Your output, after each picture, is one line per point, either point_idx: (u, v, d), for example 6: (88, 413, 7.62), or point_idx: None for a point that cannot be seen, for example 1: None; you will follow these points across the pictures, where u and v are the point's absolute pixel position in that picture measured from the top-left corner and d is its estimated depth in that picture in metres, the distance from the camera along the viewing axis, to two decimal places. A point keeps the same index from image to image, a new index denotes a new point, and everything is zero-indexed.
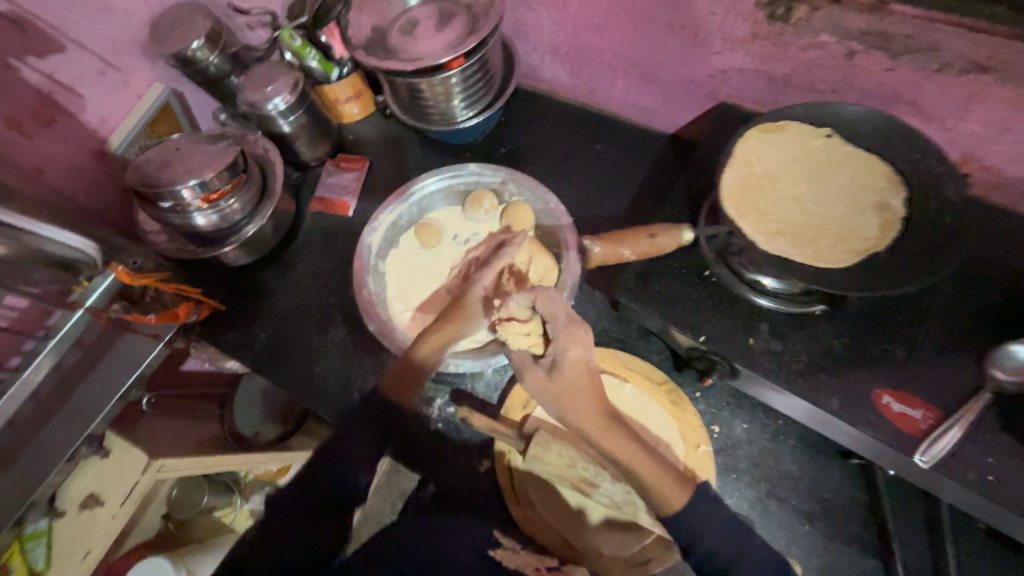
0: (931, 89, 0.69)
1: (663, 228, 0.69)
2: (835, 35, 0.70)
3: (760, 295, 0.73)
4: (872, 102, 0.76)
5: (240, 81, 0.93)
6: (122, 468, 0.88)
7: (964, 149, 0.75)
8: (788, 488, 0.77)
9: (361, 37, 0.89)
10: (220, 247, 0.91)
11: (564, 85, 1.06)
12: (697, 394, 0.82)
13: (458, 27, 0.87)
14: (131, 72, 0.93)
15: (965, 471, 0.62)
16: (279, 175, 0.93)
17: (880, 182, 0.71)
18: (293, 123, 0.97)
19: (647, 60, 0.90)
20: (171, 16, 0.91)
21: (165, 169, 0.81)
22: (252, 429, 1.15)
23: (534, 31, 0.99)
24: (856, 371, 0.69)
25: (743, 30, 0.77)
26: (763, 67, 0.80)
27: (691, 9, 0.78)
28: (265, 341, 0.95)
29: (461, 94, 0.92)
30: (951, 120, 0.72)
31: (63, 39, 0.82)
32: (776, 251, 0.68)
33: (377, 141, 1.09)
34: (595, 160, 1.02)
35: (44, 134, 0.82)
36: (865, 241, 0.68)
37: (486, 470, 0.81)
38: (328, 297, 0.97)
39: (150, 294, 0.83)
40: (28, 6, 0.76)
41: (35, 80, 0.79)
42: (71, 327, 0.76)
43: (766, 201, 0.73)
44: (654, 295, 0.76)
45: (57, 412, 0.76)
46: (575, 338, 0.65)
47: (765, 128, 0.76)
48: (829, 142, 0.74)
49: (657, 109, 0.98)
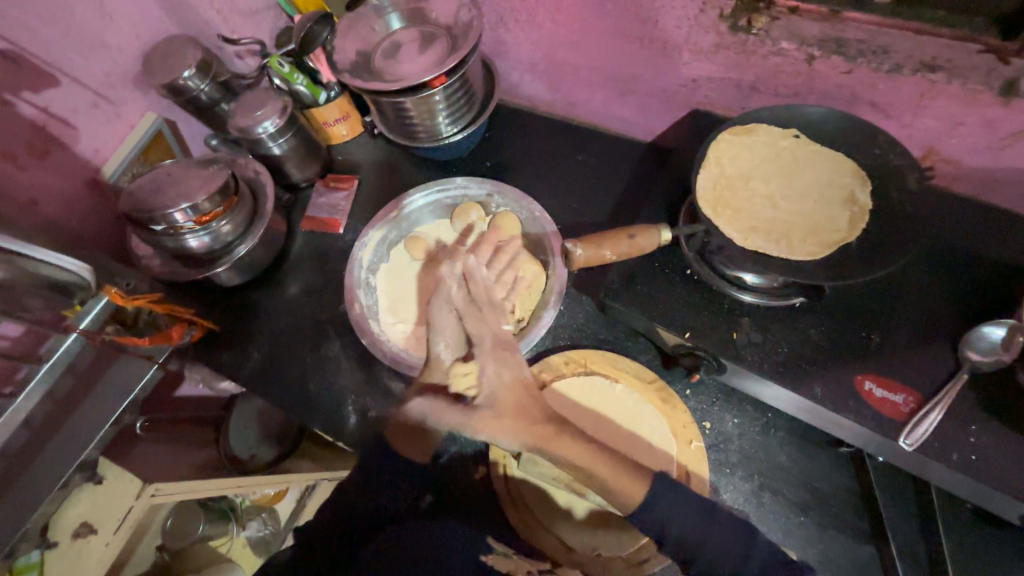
0: (887, 88, 0.74)
1: (642, 228, 0.72)
2: (794, 42, 0.75)
3: (741, 290, 0.75)
4: (834, 104, 0.80)
5: (230, 108, 0.96)
6: (116, 495, 0.87)
7: (923, 144, 0.79)
8: (781, 480, 0.78)
9: (346, 61, 0.92)
10: (212, 268, 0.92)
11: (544, 100, 1.10)
12: (687, 392, 0.83)
13: (439, 50, 0.91)
14: (124, 104, 0.96)
15: (949, 453, 0.64)
16: (270, 196, 0.96)
17: (846, 177, 0.75)
18: (282, 146, 1.00)
19: (621, 73, 0.94)
20: (162, 49, 0.94)
21: (158, 194, 0.83)
22: (248, 452, 1.14)
23: (512, 50, 1.03)
24: (837, 360, 0.71)
25: (708, 42, 0.81)
26: (730, 75, 0.84)
27: (658, 24, 0.82)
28: (260, 360, 0.96)
29: (445, 112, 0.96)
30: (909, 117, 0.76)
31: (57, 74, 0.84)
32: (751, 246, 0.71)
33: (365, 161, 1.12)
34: (577, 170, 1.05)
35: (39, 166, 0.84)
36: (836, 233, 0.71)
37: (482, 476, 0.82)
38: (321, 314, 0.98)
39: (144, 317, 0.86)
40: (23, 44, 0.79)
41: (30, 113, 0.82)
42: (66, 351, 0.75)
43: (740, 200, 0.77)
44: (639, 295, 0.78)
45: (50, 440, 0.75)
46: (503, 361, 0.70)
47: (735, 131, 0.79)
48: (796, 142, 0.78)
49: (634, 119, 1.02)
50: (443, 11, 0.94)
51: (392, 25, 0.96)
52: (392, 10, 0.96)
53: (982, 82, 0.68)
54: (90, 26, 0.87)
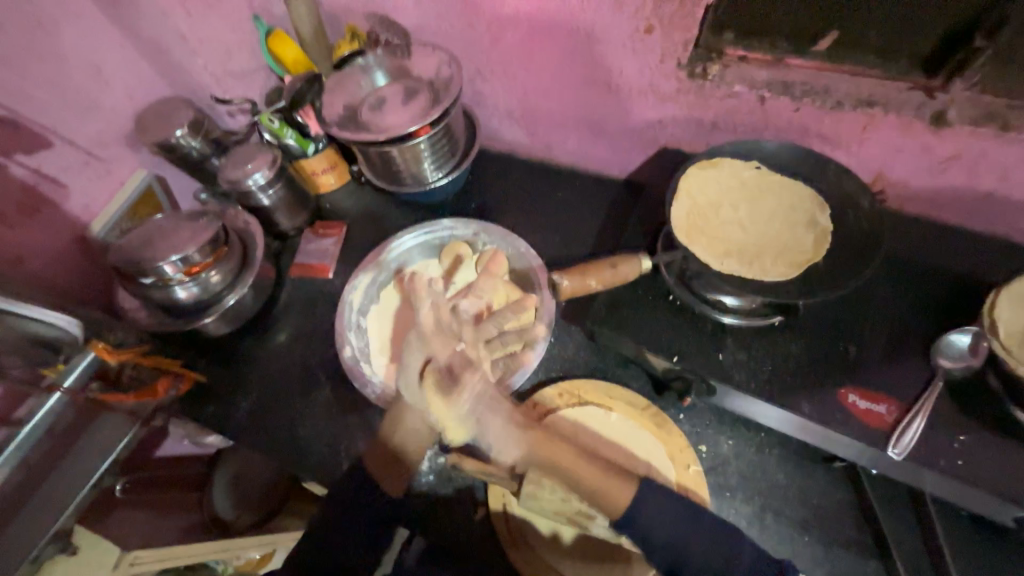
0: (833, 123, 0.81)
1: (624, 257, 0.77)
2: (745, 85, 0.82)
3: (724, 313, 0.78)
4: (789, 137, 0.87)
5: (221, 162, 1.00)
6: (87, 568, 0.81)
7: (873, 170, 0.85)
8: (781, 500, 0.79)
9: (334, 114, 0.98)
10: (201, 319, 0.91)
11: (522, 144, 1.17)
12: (680, 416, 0.84)
13: (422, 102, 0.97)
14: (116, 162, 0.99)
15: (936, 458, 0.66)
16: (261, 245, 0.97)
17: (806, 202, 0.81)
18: (272, 196, 1.03)
19: (593, 117, 1.01)
20: (155, 109, 0.98)
21: (147, 248, 0.84)
22: (231, 512, 1.09)
23: (490, 100, 1.10)
24: (823, 375, 0.74)
25: (669, 87, 0.88)
26: (692, 115, 0.91)
27: (622, 73, 0.90)
28: (248, 410, 0.93)
29: (430, 158, 1.01)
30: (856, 146, 0.83)
31: (52, 137, 0.87)
32: (728, 269, 0.75)
33: (353, 208, 1.15)
34: (558, 207, 1.10)
35: (26, 224, 0.85)
36: (804, 253, 0.76)
37: (483, 517, 0.81)
38: (310, 359, 0.98)
39: (128, 373, 0.84)
40: (21, 110, 0.82)
41: (21, 174, 0.83)
42: (46, 412, 0.73)
43: (712, 228, 0.81)
44: (626, 322, 0.80)
45: (23, 509, 0.71)
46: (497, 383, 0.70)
47: (703, 165, 0.85)
48: (758, 173, 0.84)
49: (608, 158, 1.08)
50: (425, 67, 1.00)
51: (379, 80, 1.02)
52: (378, 67, 1.02)
53: (913, 113, 0.76)
54: (85, 92, 0.90)
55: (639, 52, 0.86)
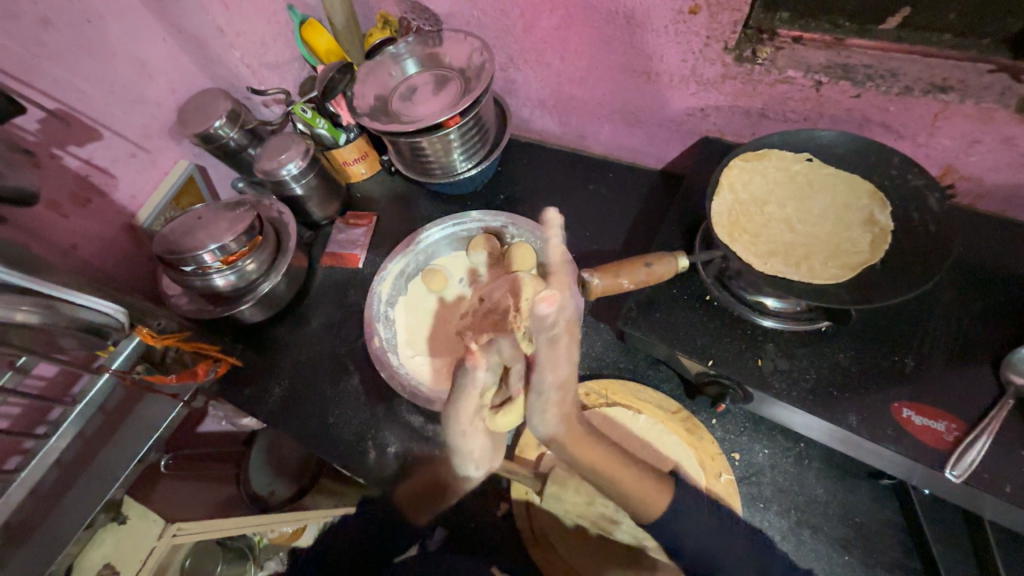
0: (898, 110, 0.73)
1: (659, 256, 0.72)
2: (799, 70, 0.75)
3: (764, 315, 0.74)
4: (845, 127, 0.80)
5: (257, 153, 1.00)
6: (138, 536, 0.86)
7: (941, 162, 0.78)
8: (820, 515, 0.75)
9: (365, 105, 0.97)
10: (237, 306, 0.94)
11: (554, 133, 1.14)
12: (713, 421, 0.81)
13: (452, 91, 0.95)
14: (160, 153, 1.03)
15: (1001, 484, 0.59)
16: (293, 236, 0.99)
17: (863, 199, 0.74)
18: (305, 186, 1.04)
19: (628, 106, 0.96)
20: (195, 101, 1.00)
21: (187, 237, 0.86)
22: (267, 488, 1.15)
23: (521, 89, 1.07)
24: (872, 387, 0.68)
25: (714, 72, 0.82)
26: (738, 103, 0.84)
27: (661, 58, 0.84)
28: (280, 395, 0.97)
29: (459, 148, 0.99)
30: (923, 137, 0.75)
31: (100, 128, 0.91)
32: (771, 271, 0.71)
33: (383, 199, 1.16)
34: (589, 200, 1.06)
35: (80, 213, 0.90)
36: (858, 255, 0.71)
37: (505, 513, 0.81)
38: (339, 348, 0.99)
39: (171, 355, 0.87)
40: (72, 103, 0.85)
41: (74, 165, 0.87)
42: (98, 390, 0.77)
43: (755, 225, 0.77)
44: (658, 323, 0.77)
45: (77, 480, 0.74)
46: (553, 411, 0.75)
47: (747, 157, 0.80)
48: (809, 166, 0.78)
49: (643, 148, 1.04)
50: (456, 55, 0.98)
51: (408, 69, 1.01)
52: (408, 56, 1.01)
53: (996, 100, 0.67)
54: (131, 85, 0.94)
55: (683, 35, 0.80)
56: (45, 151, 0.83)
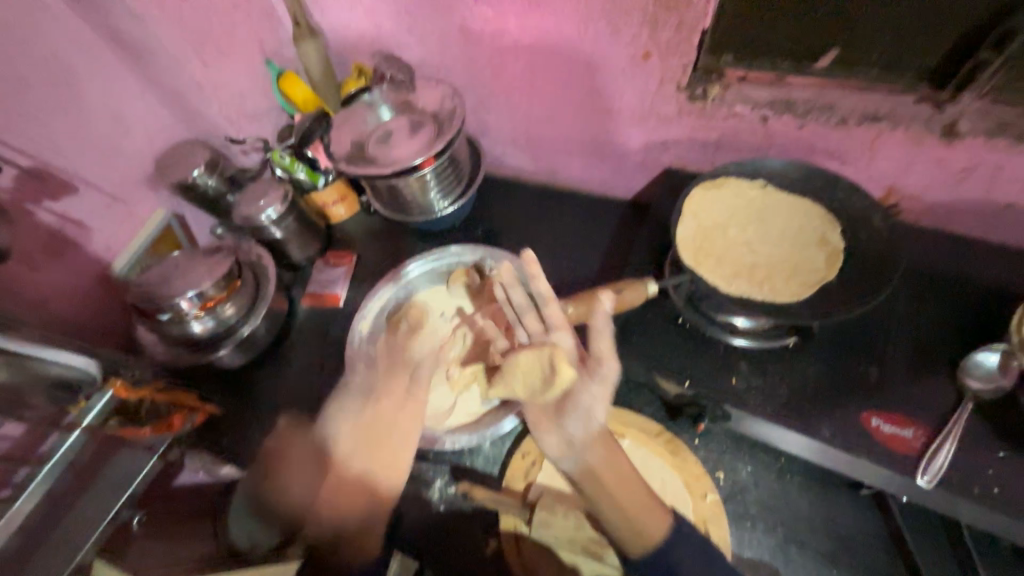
0: (838, 139, 0.80)
1: (629, 284, 0.75)
2: (746, 106, 0.82)
3: (736, 335, 0.77)
4: (795, 154, 0.86)
5: (236, 199, 1.03)
6: None
7: (883, 184, 0.84)
8: (806, 530, 0.75)
9: (342, 151, 1.00)
10: (215, 351, 0.94)
11: (527, 169, 1.18)
12: (696, 441, 0.82)
13: (427, 135, 0.98)
14: (136, 203, 1.03)
15: (968, 485, 0.62)
16: (273, 279, 0.99)
17: (815, 221, 0.79)
18: (285, 230, 1.06)
19: (594, 141, 1.02)
20: (173, 153, 1.02)
21: (164, 285, 0.86)
22: None
23: (494, 128, 1.13)
24: (842, 399, 0.71)
25: (669, 110, 0.88)
26: (694, 136, 0.90)
27: (620, 98, 0.91)
28: (261, 441, 0.94)
29: (436, 187, 1.03)
30: (865, 160, 0.81)
31: (76, 182, 0.92)
32: (736, 291, 0.74)
33: (362, 237, 1.18)
34: (563, 231, 1.10)
35: (51, 266, 0.89)
36: (816, 273, 0.75)
37: (495, 549, 0.81)
38: (322, 388, 0.99)
39: (147, 406, 0.86)
40: (47, 158, 0.87)
41: (48, 220, 0.88)
42: (66, 449, 0.74)
43: (719, 249, 0.81)
44: (636, 347, 0.79)
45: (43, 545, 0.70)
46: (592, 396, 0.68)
47: (706, 185, 0.85)
48: (765, 191, 0.83)
49: (612, 179, 1.08)
50: (430, 99, 1.02)
51: (384, 115, 1.04)
52: (383, 103, 1.04)
53: (922, 128, 0.75)
54: (109, 138, 0.95)
55: (638, 78, 0.86)
56: (18, 207, 0.83)
